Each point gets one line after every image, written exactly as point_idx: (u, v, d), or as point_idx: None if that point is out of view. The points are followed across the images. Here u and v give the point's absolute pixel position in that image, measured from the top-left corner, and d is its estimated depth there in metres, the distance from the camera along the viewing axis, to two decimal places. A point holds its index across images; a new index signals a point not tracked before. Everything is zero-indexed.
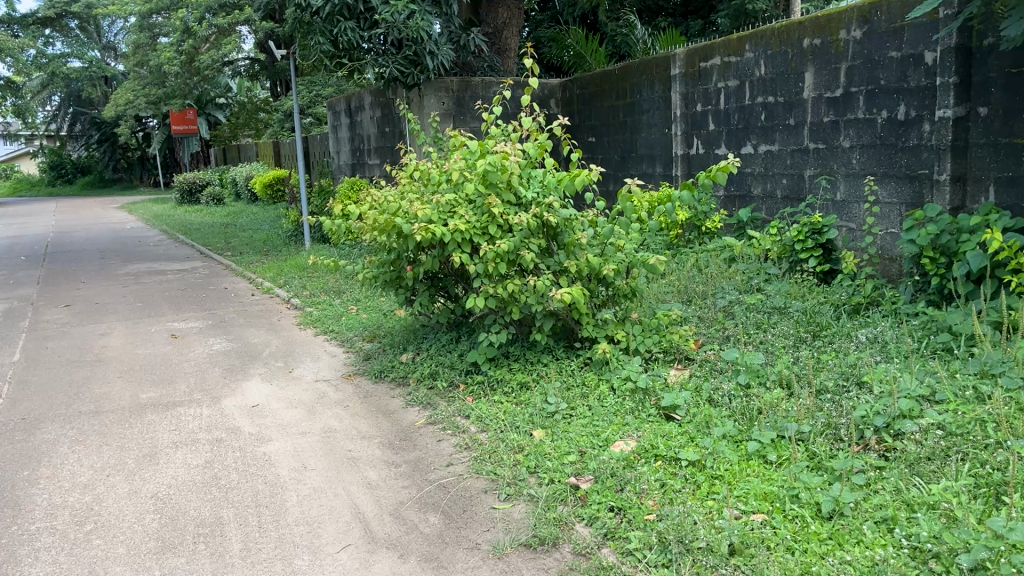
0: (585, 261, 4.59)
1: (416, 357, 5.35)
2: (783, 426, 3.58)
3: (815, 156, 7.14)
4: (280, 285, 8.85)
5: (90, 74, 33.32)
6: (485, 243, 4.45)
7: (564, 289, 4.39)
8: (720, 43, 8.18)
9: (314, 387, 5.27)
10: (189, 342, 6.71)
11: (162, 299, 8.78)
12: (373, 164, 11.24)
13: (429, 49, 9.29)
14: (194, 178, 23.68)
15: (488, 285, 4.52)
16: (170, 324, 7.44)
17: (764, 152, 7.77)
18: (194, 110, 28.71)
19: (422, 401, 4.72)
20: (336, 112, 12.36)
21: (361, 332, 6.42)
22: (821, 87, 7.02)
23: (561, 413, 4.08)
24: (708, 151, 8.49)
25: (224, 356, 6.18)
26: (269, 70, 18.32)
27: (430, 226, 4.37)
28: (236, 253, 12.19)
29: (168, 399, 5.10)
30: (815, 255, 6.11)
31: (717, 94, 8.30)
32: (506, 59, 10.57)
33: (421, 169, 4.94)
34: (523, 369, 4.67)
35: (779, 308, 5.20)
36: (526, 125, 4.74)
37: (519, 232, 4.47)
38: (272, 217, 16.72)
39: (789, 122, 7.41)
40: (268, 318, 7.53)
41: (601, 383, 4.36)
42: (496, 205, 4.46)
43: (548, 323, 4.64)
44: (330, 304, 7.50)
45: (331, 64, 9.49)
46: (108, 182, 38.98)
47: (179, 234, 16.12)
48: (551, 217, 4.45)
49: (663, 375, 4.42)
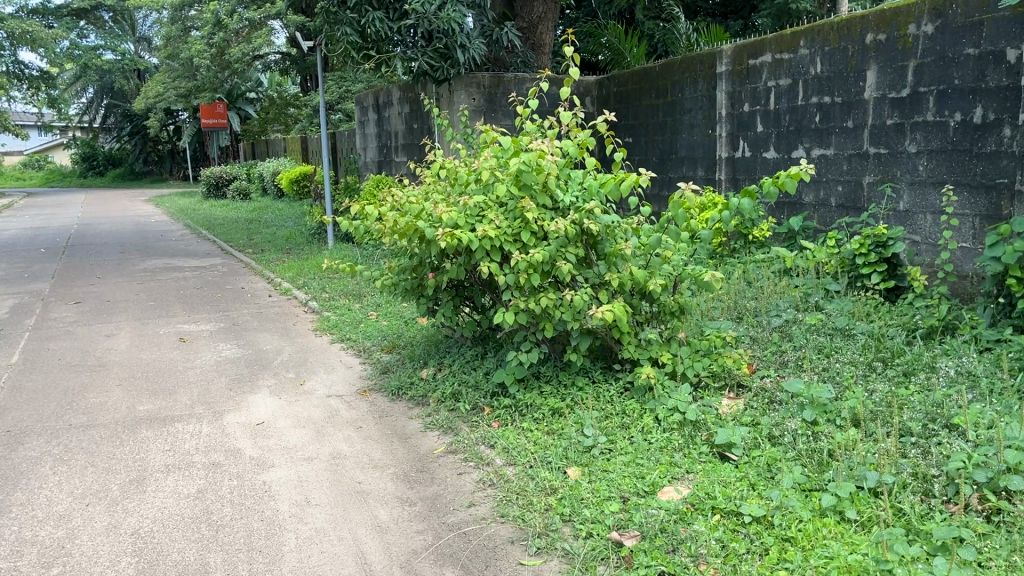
0: (629, 273, 4.07)
1: (437, 373, 4.87)
2: (861, 475, 3.06)
3: (875, 162, 6.58)
4: (299, 287, 8.43)
5: (123, 67, 33.26)
6: (517, 251, 3.96)
7: (605, 307, 3.89)
8: (772, 39, 7.63)
9: (326, 404, 4.81)
10: (197, 347, 6.31)
11: (176, 298, 8.40)
12: (400, 162, 10.80)
13: (460, 42, 8.77)
14: (222, 172, 23.44)
15: (518, 299, 4.04)
16: (180, 326, 7.03)
17: (817, 156, 7.22)
18: (223, 104, 28.51)
19: (442, 424, 4.25)
20: (364, 107, 11.95)
21: (380, 342, 5.97)
22: (885, 87, 6.46)
23: (600, 449, 3.58)
24: (756, 155, 7.94)
25: (233, 364, 5.76)
26: (298, 64, 17.98)
27: (456, 232, 3.90)
28: (257, 250, 11.81)
29: (165, 413, 4.68)
30: (878, 270, 5.51)
31: (766, 94, 7.75)
32: (541, 56, 10.04)
33: (447, 167, 4.47)
34: (555, 393, 4.18)
35: (843, 330, 4.69)
36: (565, 120, 4.22)
37: (555, 239, 3.96)
38: (296, 214, 16.36)
39: (846, 125, 6.86)
40: (283, 322, 7.10)
41: (644, 412, 3.87)
42: (530, 209, 3.96)
43: (585, 342, 4.14)
44: (350, 309, 7.06)
45: (359, 57, 9.09)
46: (138, 175, 39.02)
47: (202, 229, 15.81)
48: (592, 225, 3.93)
49: (714, 406, 3.94)
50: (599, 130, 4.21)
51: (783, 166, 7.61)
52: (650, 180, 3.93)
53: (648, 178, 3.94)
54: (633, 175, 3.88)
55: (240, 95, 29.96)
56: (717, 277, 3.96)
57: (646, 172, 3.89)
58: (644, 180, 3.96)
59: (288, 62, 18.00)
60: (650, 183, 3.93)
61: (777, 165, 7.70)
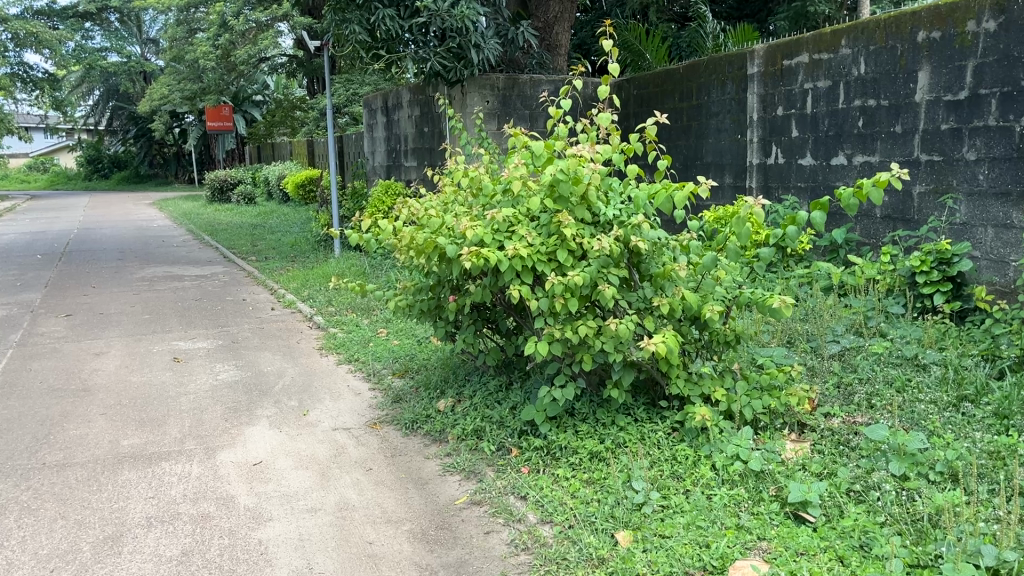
0: (679, 298, 3.54)
1: (457, 406, 4.34)
2: (976, 550, 2.53)
3: (927, 170, 6.05)
4: (304, 299, 7.94)
5: (129, 70, 32.91)
6: (552, 273, 3.44)
7: (656, 340, 3.38)
8: (810, 37, 7.10)
9: (331, 439, 4.30)
10: (192, 368, 5.81)
11: (173, 311, 7.90)
12: (410, 166, 10.29)
13: (474, 41, 8.27)
14: (226, 176, 22.98)
15: (553, 327, 3.53)
16: (175, 343, 6.54)
17: (860, 163, 6.70)
18: (229, 107, 28.08)
19: (463, 467, 3.74)
20: (372, 110, 11.46)
21: (391, 365, 5.47)
22: (940, 89, 5.93)
23: (652, 507, 3.07)
24: (790, 161, 7.42)
25: (230, 389, 5.26)
26: (304, 67, 17.47)
27: (481, 251, 3.40)
28: (261, 259, 11.32)
29: (152, 450, 4.17)
30: (942, 290, 4.98)
31: (802, 96, 7.23)
32: (556, 57, 9.54)
33: (470, 175, 3.96)
34: (593, 434, 3.67)
35: (914, 361, 4.16)
36: (604, 121, 3.69)
37: (596, 259, 3.44)
38: (302, 220, 15.88)
39: (894, 129, 6.34)
40: (286, 340, 6.61)
41: (701, 460, 3.37)
42: (568, 224, 3.43)
43: (628, 376, 3.62)
44: (358, 326, 6.56)
45: (368, 57, 8.62)
46: (144, 178, 38.60)
47: (205, 235, 15.33)
48: (640, 243, 3.40)
49: (779, 452, 3.45)
50: (647, 133, 3.67)
51: (822, 174, 7.08)
52: (707, 191, 3.39)
53: (705, 189, 3.40)
54: (691, 185, 3.34)
55: (246, 98, 29.53)
56: (788, 303, 3.39)
57: (705, 184, 3.35)
58: (699, 191, 3.43)
59: (294, 66, 17.52)
60: (706, 194, 3.39)
61: (815, 172, 7.17)
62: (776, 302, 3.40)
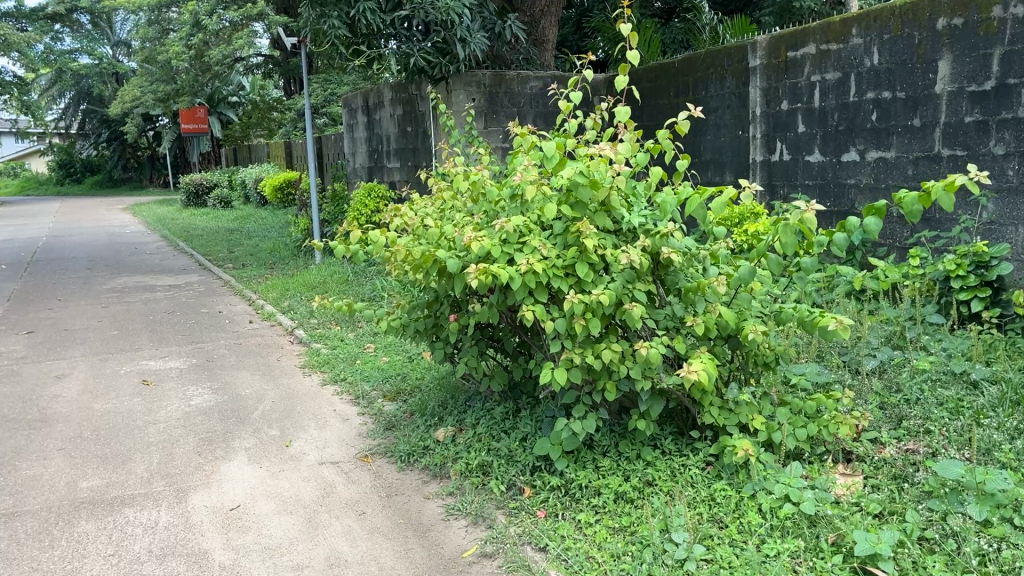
0: (714, 316, 3.11)
1: (459, 436, 3.88)
2: None
3: (951, 166, 5.69)
4: (283, 310, 7.47)
5: (100, 71, 31.96)
6: (570, 290, 3.00)
7: (694, 366, 2.95)
8: (817, 26, 6.66)
9: (318, 477, 3.83)
10: (163, 392, 5.30)
11: (143, 326, 7.37)
12: (393, 168, 9.80)
13: (460, 35, 7.76)
14: (201, 179, 22.30)
15: (571, 351, 3.08)
16: (144, 363, 6.03)
17: (874, 160, 6.29)
18: (204, 109, 27.36)
19: (469, 511, 3.29)
20: (352, 109, 10.94)
21: (381, 386, 5.01)
22: (963, 79, 5.55)
23: (694, 562, 2.65)
24: (796, 158, 6.96)
25: (204, 416, 4.78)
26: (280, 68, 16.83)
27: (490, 266, 2.95)
28: (239, 266, 10.79)
29: (113, 494, 3.69)
30: (981, 296, 4.59)
31: (809, 89, 6.78)
32: (543, 52, 9.07)
33: (470, 178, 3.49)
34: (617, 470, 3.25)
35: (964, 378, 3.76)
36: (623, 116, 3.23)
37: (621, 274, 3.00)
38: (281, 224, 15.35)
39: (912, 123, 5.95)
40: (265, 357, 6.12)
41: (745, 503, 2.96)
42: (588, 234, 2.98)
43: (658, 405, 3.18)
44: (343, 341, 6.09)
45: (348, 53, 8.14)
46: (117, 182, 37.72)
47: (179, 241, 14.76)
48: (672, 254, 2.96)
49: (830, 489, 3.03)
50: (676, 130, 3.20)
51: (831, 171, 6.65)
52: (750, 197, 2.92)
53: (746, 194, 2.94)
54: (733, 190, 2.89)
55: (221, 99, 28.80)
56: (845, 323, 2.91)
57: (749, 188, 2.89)
58: (740, 195, 2.96)
59: (270, 66, 16.89)
60: (749, 200, 2.92)
61: (823, 170, 6.74)
62: (832, 323, 2.93)
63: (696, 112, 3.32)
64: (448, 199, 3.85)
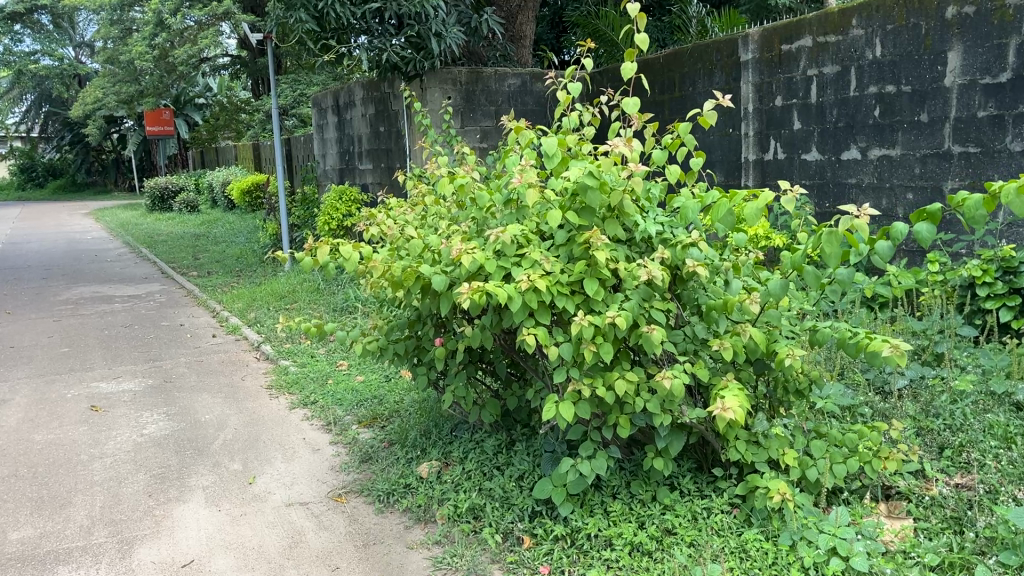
0: (744, 339, 2.69)
1: (445, 473, 3.43)
2: None
3: (961, 163, 5.23)
4: (250, 323, 6.95)
5: (62, 73, 30.92)
6: (577, 311, 2.56)
7: (726, 403, 2.54)
8: (813, 16, 6.09)
9: (285, 522, 3.35)
10: (112, 419, 4.77)
11: (96, 343, 6.80)
12: (365, 170, 9.30)
13: (434, 29, 7.29)
14: (167, 183, 21.53)
15: (578, 380, 2.65)
16: (94, 385, 5.49)
17: (877, 158, 5.77)
18: (170, 111, 26.56)
19: (461, 565, 2.83)
20: (321, 109, 10.42)
21: (356, 410, 4.54)
22: (975, 71, 5.09)
23: None
24: (791, 157, 6.39)
25: (157, 447, 4.27)
26: (248, 68, 16.16)
27: (485, 284, 2.52)
28: (204, 274, 10.23)
29: (46, 548, 3.19)
30: (1011, 305, 4.22)
31: (805, 84, 6.22)
32: (520, 49, 8.61)
33: (456, 181, 3.03)
34: (631, 516, 2.82)
35: (1009, 400, 3.38)
36: (632, 110, 2.83)
37: (637, 291, 2.58)
38: (250, 229, 14.77)
39: (919, 118, 5.46)
40: (229, 376, 5.61)
41: (784, 556, 2.56)
42: (599, 245, 2.54)
43: (679, 442, 2.75)
44: (314, 359, 5.60)
45: (316, 48, 7.57)
46: (80, 186, 36.63)
47: (142, 247, 14.12)
48: (699, 267, 2.52)
49: (879, 537, 2.63)
50: (700, 124, 2.80)
51: (830, 170, 6.09)
52: (792, 201, 2.49)
53: (785, 197, 2.48)
54: (770, 194, 2.40)
55: (187, 101, 28.01)
56: (901, 348, 2.48)
57: (790, 191, 2.44)
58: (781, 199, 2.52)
59: (237, 66, 16.21)
60: (792, 204, 2.49)
61: (821, 169, 6.18)
62: (886, 347, 2.50)
63: (720, 103, 2.89)
64: (431, 205, 3.41)
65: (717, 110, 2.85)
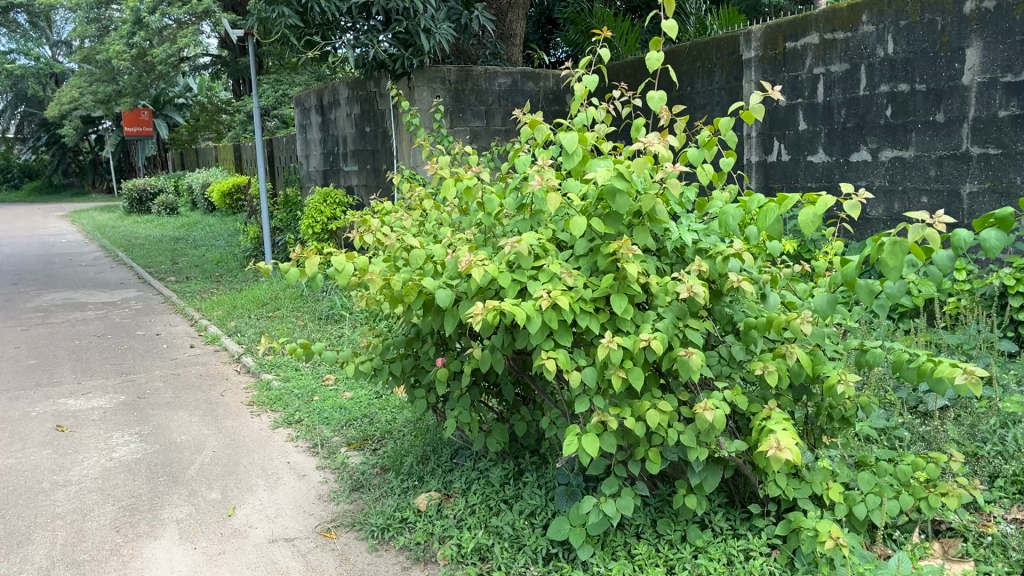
0: (789, 364, 2.39)
1: (446, 506, 3.11)
2: None
3: (982, 166, 4.68)
4: (229, 333, 6.59)
5: (38, 72, 30.31)
6: (603, 331, 2.25)
7: (780, 441, 2.13)
8: (819, 13, 5.48)
9: (268, 562, 3.01)
10: (79, 441, 4.40)
11: (66, 354, 6.42)
12: (350, 172, 8.94)
13: (423, 25, 6.93)
14: (145, 185, 21.08)
15: (603, 411, 2.33)
16: (59, 403, 5.11)
17: (889, 160, 5.18)
18: (148, 111, 26.07)
19: None
20: (304, 109, 10.03)
21: (344, 430, 4.21)
22: (997, 68, 4.55)
23: None
24: (795, 159, 5.76)
25: (127, 474, 3.91)
26: (229, 68, 15.74)
27: (502, 303, 2.19)
28: (183, 279, 9.85)
29: None
30: None
31: (810, 83, 5.59)
32: (510, 48, 8.28)
33: (461, 183, 2.71)
34: (660, 560, 2.51)
35: None
36: (658, 105, 2.54)
37: (671, 309, 2.30)
38: (231, 231, 14.39)
39: (935, 118, 4.88)
40: (208, 391, 5.25)
41: None
42: (631, 257, 2.22)
43: (713, 478, 2.45)
44: (298, 372, 5.27)
45: (300, 44, 7.18)
46: (56, 188, 35.93)
47: (118, 251, 13.70)
48: (744, 282, 2.23)
49: None
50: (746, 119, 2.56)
51: (838, 172, 5.48)
52: (856, 206, 2.22)
53: (849, 203, 2.21)
54: (830, 198, 2.11)
55: (166, 102, 27.54)
56: (977, 376, 2.15)
57: (854, 197, 2.16)
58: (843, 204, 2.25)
59: (217, 66, 15.79)
60: (855, 210, 2.23)
61: (828, 171, 5.57)
62: (959, 375, 2.17)
63: (761, 98, 2.62)
64: (431, 210, 3.09)
65: (762, 105, 2.58)
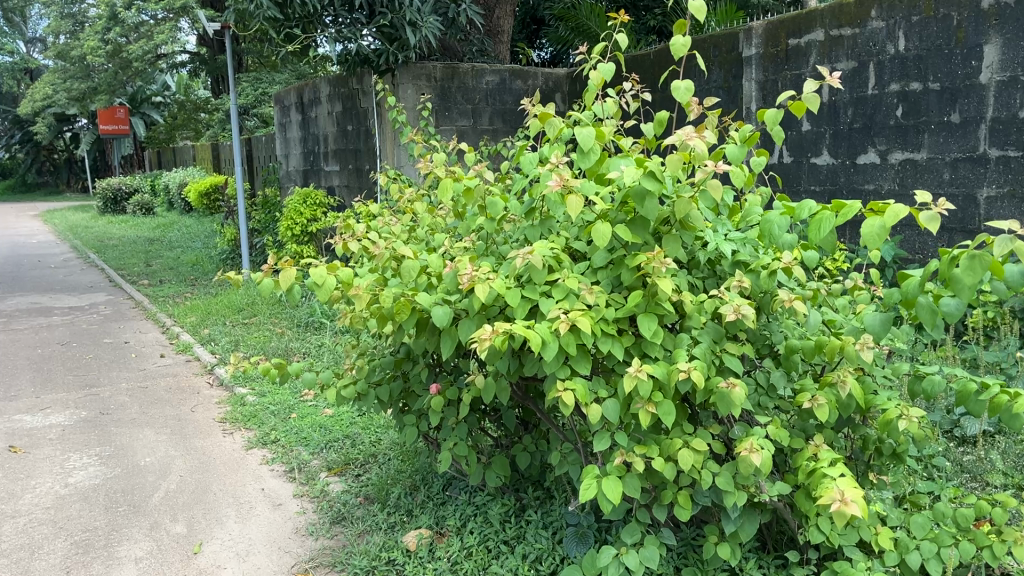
0: (839, 397, 2.08)
1: (439, 545, 2.78)
2: None
3: (1001, 171, 4.27)
4: (202, 341, 6.20)
5: (11, 68, 29.61)
6: (630, 357, 1.93)
7: (843, 492, 1.82)
8: (823, 9, 5.05)
9: None
10: (33, 464, 4.02)
11: (27, 365, 6.00)
12: (330, 172, 8.56)
13: (409, 18, 6.50)
14: (121, 184, 20.55)
15: (627, 450, 2.01)
16: (14, 419, 4.70)
17: (898, 163, 4.74)
18: (124, 109, 25.47)
19: None
20: (284, 106, 9.64)
21: (325, 453, 3.86)
22: (1018, 66, 4.13)
23: None
24: (799, 161, 5.33)
25: (81, 505, 3.52)
26: (207, 65, 15.28)
27: (512, 326, 1.85)
28: (157, 283, 9.43)
29: None
30: None
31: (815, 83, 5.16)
32: (497, 44, 7.96)
33: (459, 184, 2.37)
34: None
35: None
36: (685, 96, 2.22)
37: (707, 331, 1.99)
38: (208, 233, 13.97)
39: (950, 120, 4.47)
40: (177, 406, 4.87)
41: None
42: (663, 271, 1.89)
43: (750, 525, 2.14)
44: (275, 387, 4.90)
45: (279, 38, 6.77)
46: (30, 187, 35.17)
47: (91, 252, 13.23)
48: (796, 301, 1.93)
49: None
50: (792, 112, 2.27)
51: (844, 175, 5.05)
52: (931, 216, 1.94)
53: (926, 215, 1.92)
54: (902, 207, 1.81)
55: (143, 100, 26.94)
56: None
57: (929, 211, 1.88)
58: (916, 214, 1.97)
59: (195, 63, 15.33)
60: (930, 220, 1.94)
61: (834, 174, 5.13)
62: None
63: (806, 92, 2.32)
64: (423, 214, 2.76)
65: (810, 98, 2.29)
